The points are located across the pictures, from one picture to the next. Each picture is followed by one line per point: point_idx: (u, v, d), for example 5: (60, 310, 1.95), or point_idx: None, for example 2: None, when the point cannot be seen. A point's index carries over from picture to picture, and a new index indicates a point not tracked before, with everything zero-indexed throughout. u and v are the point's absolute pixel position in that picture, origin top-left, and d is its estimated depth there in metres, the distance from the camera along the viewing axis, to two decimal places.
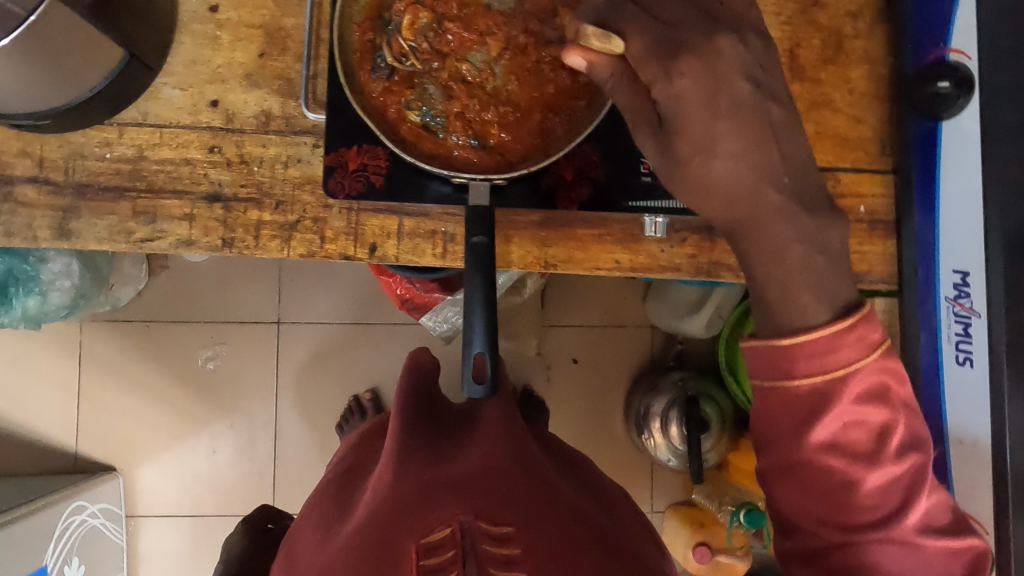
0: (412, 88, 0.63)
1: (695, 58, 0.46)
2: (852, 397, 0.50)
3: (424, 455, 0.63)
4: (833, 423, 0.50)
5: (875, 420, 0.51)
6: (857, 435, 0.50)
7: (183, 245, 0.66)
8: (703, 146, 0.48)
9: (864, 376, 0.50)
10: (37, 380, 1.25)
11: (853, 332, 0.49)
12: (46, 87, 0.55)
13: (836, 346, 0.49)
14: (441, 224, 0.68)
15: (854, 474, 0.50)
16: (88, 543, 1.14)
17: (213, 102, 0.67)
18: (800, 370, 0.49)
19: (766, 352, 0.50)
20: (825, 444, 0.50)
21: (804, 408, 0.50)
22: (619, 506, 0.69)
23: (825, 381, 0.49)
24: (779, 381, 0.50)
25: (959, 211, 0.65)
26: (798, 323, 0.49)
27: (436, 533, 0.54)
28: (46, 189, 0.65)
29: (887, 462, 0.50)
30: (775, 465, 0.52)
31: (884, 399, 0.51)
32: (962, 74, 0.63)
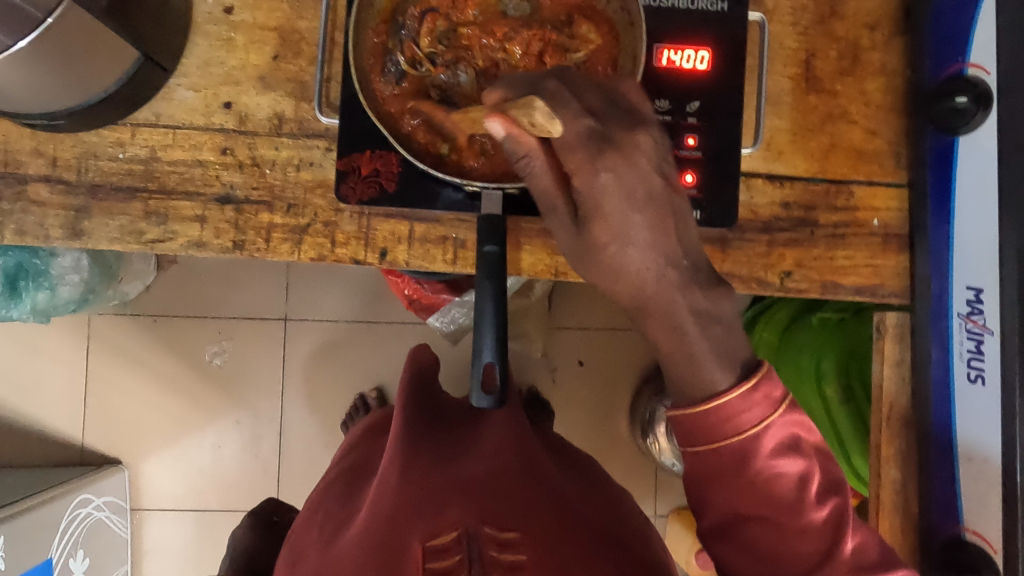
0: (422, 95, 0.62)
1: (614, 156, 0.49)
2: (766, 454, 0.54)
3: (432, 457, 0.63)
4: (756, 481, 0.54)
5: (795, 472, 0.54)
6: (781, 488, 0.54)
7: (193, 247, 0.66)
8: (620, 235, 0.51)
9: (777, 429, 0.54)
10: (46, 372, 1.26)
11: (756, 393, 0.53)
12: (62, 87, 0.55)
13: (745, 408, 0.53)
14: (452, 230, 0.67)
15: (785, 525, 0.54)
16: (93, 536, 1.14)
17: (226, 104, 0.67)
18: (722, 435, 0.53)
19: (688, 421, 0.54)
20: (754, 500, 0.54)
21: (728, 469, 0.54)
22: (625, 511, 0.68)
23: (742, 444, 0.53)
24: (703, 448, 0.54)
25: (973, 228, 0.64)
26: (707, 390, 0.53)
27: (442, 537, 0.53)
28: (58, 189, 0.65)
29: (812, 508, 0.54)
30: (716, 527, 0.56)
31: (797, 448, 0.55)
32: (981, 90, 0.62)
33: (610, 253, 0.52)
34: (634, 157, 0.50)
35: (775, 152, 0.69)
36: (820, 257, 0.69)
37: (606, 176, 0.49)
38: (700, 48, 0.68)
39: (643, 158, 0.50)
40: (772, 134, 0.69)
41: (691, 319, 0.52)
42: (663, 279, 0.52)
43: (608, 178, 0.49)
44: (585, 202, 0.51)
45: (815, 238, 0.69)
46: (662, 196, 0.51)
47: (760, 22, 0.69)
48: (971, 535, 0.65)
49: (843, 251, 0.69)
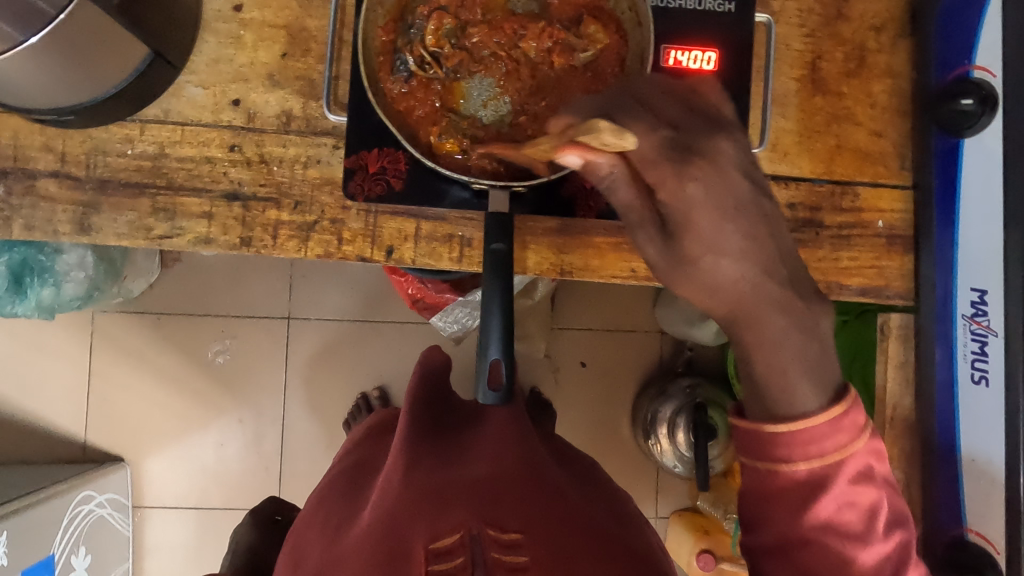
0: (431, 93, 0.63)
1: (699, 165, 0.46)
2: (844, 480, 0.49)
3: (435, 458, 0.63)
4: (829, 505, 0.49)
5: (865, 503, 0.50)
6: (850, 517, 0.50)
7: (201, 243, 0.66)
8: (714, 245, 0.46)
9: (858, 457, 0.50)
10: (50, 369, 1.26)
11: (844, 418, 0.49)
12: (73, 82, 0.56)
13: (832, 431, 0.48)
14: (459, 228, 0.68)
15: (848, 556, 0.49)
16: (95, 533, 1.14)
17: (234, 101, 0.67)
18: (800, 455, 0.49)
19: (764, 436, 0.49)
20: (823, 526, 0.49)
21: (798, 490, 0.50)
22: (630, 516, 0.68)
23: (822, 466, 0.49)
24: (777, 465, 0.49)
25: (979, 230, 0.64)
26: (790, 410, 0.49)
27: (444, 539, 0.53)
28: (67, 184, 0.65)
29: (876, 542, 0.50)
30: (768, 551, 0.51)
31: (872, 479, 0.51)
32: (986, 92, 0.63)
33: (706, 264, 0.47)
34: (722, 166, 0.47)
35: (781, 153, 0.70)
36: (825, 259, 0.69)
37: (694, 187, 0.46)
38: (708, 49, 0.68)
39: (730, 167, 0.47)
40: (778, 135, 0.70)
41: (788, 334, 0.48)
42: (757, 292, 0.48)
43: (696, 185, 0.46)
44: (674, 215, 0.47)
45: (820, 240, 0.69)
46: (750, 204, 0.48)
47: (767, 23, 0.69)
48: (972, 536, 0.66)
49: (848, 252, 0.70)
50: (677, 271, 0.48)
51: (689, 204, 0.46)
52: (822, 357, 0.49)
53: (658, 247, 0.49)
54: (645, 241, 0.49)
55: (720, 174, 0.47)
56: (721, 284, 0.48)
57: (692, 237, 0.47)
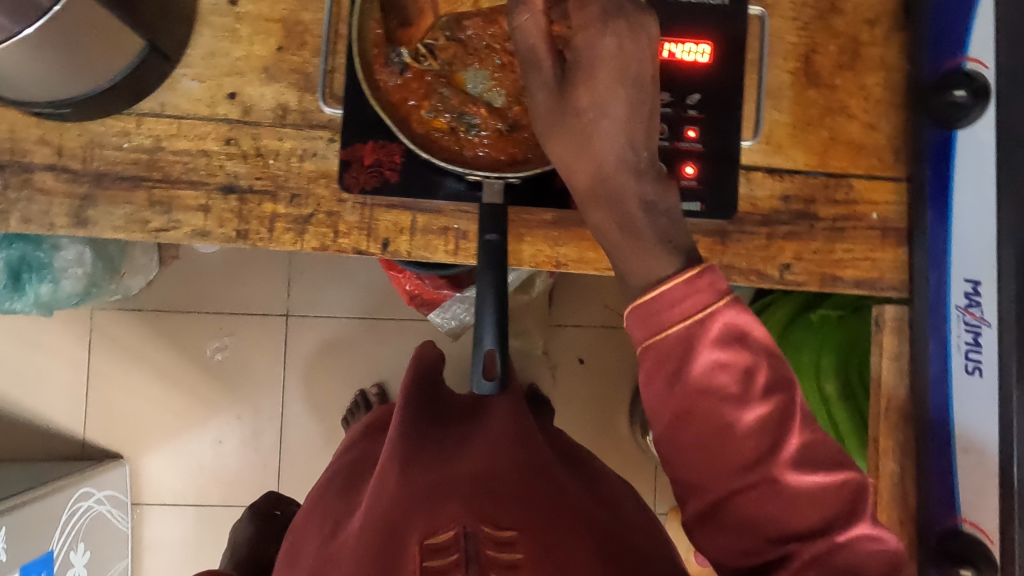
0: (425, 87, 0.63)
1: (621, 23, 0.51)
2: (711, 342, 0.50)
3: (431, 452, 0.63)
4: (700, 369, 0.50)
5: (738, 364, 0.51)
6: (725, 381, 0.50)
7: (197, 236, 0.67)
8: (602, 106, 0.52)
9: (723, 320, 0.51)
10: (48, 365, 1.26)
11: (701, 280, 0.51)
12: (70, 74, 0.56)
13: (689, 292, 0.50)
14: (454, 220, 0.68)
15: (727, 420, 0.50)
16: (94, 529, 1.15)
17: (230, 94, 0.67)
18: (669, 322, 0.50)
19: (645, 310, 0.51)
20: (700, 393, 0.50)
21: (672, 358, 0.51)
22: (626, 508, 0.68)
23: (687, 329, 0.50)
24: (651, 338, 0.51)
25: (971, 221, 0.64)
26: (656, 278, 0.52)
27: (440, 534, 0.53)
28: (64, 177, 0.65)
29: (753, 404, 0.51)
30: (662, 435, 0.52)
31: (743, 342, 0.51)
32: (979, 84, 0.63)
33: (586, 121, 0.53)
34: (639, 37, 0.52)
35: (775, 145, 0.70)
36: (819, 251, 0.70)
37: (609, 40, 0.51)
38: (701, 41, 0.68)
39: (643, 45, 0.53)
40: (771, 127, 0.70)
41: (637, 205, 0.53)
42: (623, 163, 0.53)
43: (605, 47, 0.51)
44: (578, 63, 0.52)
45: (815, 232, 0.70)
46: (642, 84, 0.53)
47: (760, 16, 0.69)
48: (966, 526, 0.66)
49: (842, 244, 0.70)
50: (556, 124, 0.53)
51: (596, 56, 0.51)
52: (674, 226, 0.53)
53: (547, 94, 0.53)
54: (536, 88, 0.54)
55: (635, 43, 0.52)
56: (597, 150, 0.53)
57: (584, 91, 0.52)
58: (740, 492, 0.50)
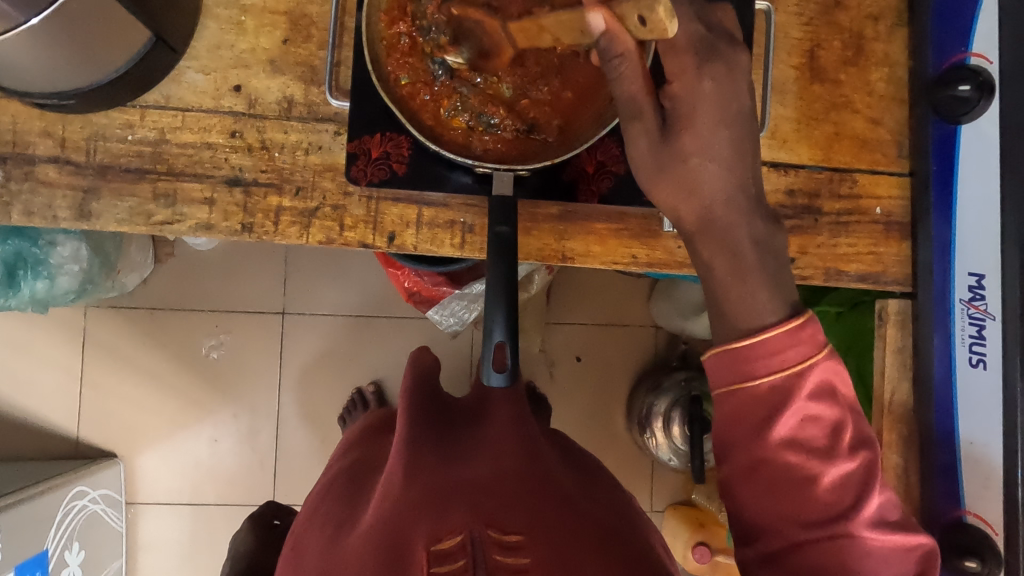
0: (435, 81, 0.62)
1: (716, 65, 0.53)
2: (803, 395, 0.52)
3: (437, 456, 0.63)
4: (790, 420, 0.52)
5: (828, 418, 0.53)
6: (812, 432, 0.53)
7: (201, 229, 0.66)
8: (704, 148, 0.53)
9: (819, 373, 0.53)
10: (41, 364, 1.25)
11: (803, 329, 0.52)
12: (75, 64, 0.55)
13: (790, 342, 0.52)
14: (460, 214, 0.68)
15: (810, 471, 0.52)
16: (89, 528, 1.14)
17: (236, 87, 0.67)
18: (761, 370, 0.52)
19: (725, 354, 0.53)
20: (784, 441, 0.52)
21: (762, 406, 0.53)
22: (634, 514, 0.67)
23: (784, 380, 0.52)
24: (739, 382, 0.53)
25: (977, 217, 0.65)
26: (753, 324, 0.53)
27: (446, 540, 0.53)
28: (67, 169, 0.65)
29: (841, 457, 0.53)
30: (734, 471, 0.54)
31: (832, 397, 0.53)
32: (983, 79, 0.64)
33: (691, 166, 0.53)
34: (733, 74, 0.53)
35: (780, 140, 0.70)
36: (824, 245, 0.70)
37: (707, 83, 0.53)
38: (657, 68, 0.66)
39: (741, 79, 0.54)
40: (777, 122, 0.70)
41: (748, 246, 0.54)
42: (729, 204, 0.54)
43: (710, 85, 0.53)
44: (678, 107, 0.53)
45: (819, 226, 0.70)
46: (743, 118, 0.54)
47: (766, 11, 0.69)
48: (971, 518, 0.66)
49: (846, 238, 0.70)
50: (659, 171, 0.54)
51: (697, 97, 0.53)
52: (778, 270, 0.54)
53: (649, 141, 0.54)
54: (635, 136, 0.54)
55: (730, 81, 0.53)
56: (701, 186, 0.54)
57: (687, 135, 0.53)
58: (807, 543, 0.51)
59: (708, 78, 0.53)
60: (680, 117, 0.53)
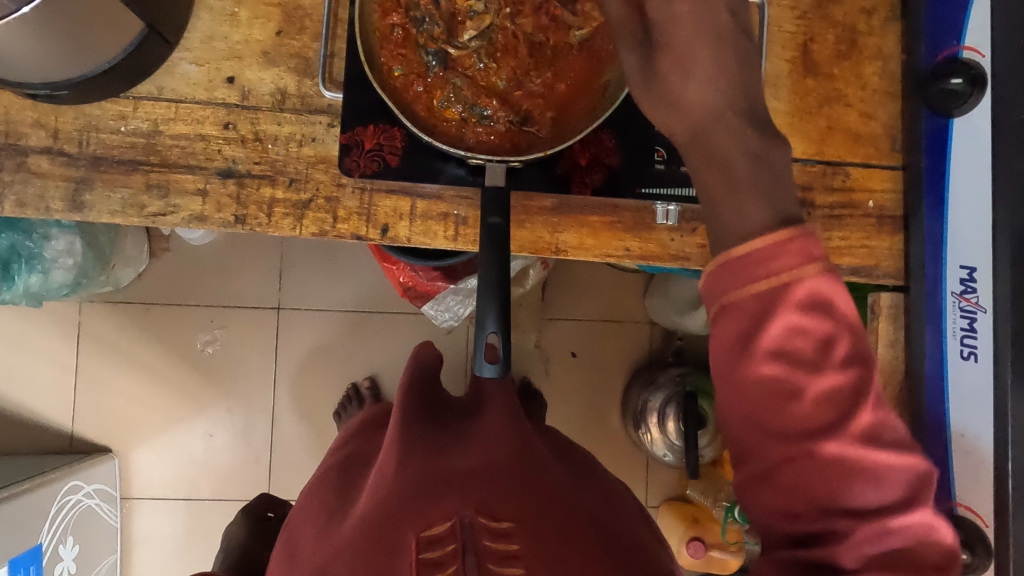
0: (429, 73, 0.62)
1: None
2: (792, 304, 0.45)
3: (430, 444, 0.64)
4: (776, 331, 0.45)
5: (818, 330, 0.45)
6: (801, 344, 0.45)
7: (195, 221, 0.66)
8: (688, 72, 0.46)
9: (814, 283, 0.45)
10: (35, 358, 1.25)
11: (794, 240, 0.45)
12: (67, 55, 0.55)
13: (780, 252, 0.45)
14: (454, 207, 0.68)
15: (794, 387, 0.45)
16: (82, 523, 1.13)
17: (229, 78, 0.67)
18: (751, 279, 0.45)
19: (722, 270, 0.46)
20: (769, 354, 0.45)
21: (747, 318, 0.45)
22: (624, 506, 0.67)
23: (770, 289, 0.45)
24: (727, 293, 0.46)
25: (968, 210, 0.65)
26: (745, 236, 0.46)
27: (436, 527, 0.54)
28: (60, 160, 0.65)
29: (828, 373, 0.45)
30: (724, 392, 0.47)
31: (826, 309, 0.45)
32: (976, 72, 0.64)
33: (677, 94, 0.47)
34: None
35: None
36: None
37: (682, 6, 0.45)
38: None
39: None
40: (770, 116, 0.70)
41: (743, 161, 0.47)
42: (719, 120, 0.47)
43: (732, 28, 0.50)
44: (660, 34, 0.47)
45: (812, 219, 0.70)
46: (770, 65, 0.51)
47: (759, 4, 0.69)
48: (961, 510, 0.66)
49: (839, 231, 0.70)
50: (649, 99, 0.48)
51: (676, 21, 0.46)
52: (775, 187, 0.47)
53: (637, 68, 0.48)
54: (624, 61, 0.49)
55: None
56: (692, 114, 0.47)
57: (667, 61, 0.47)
58: (793, 460, 0.44)
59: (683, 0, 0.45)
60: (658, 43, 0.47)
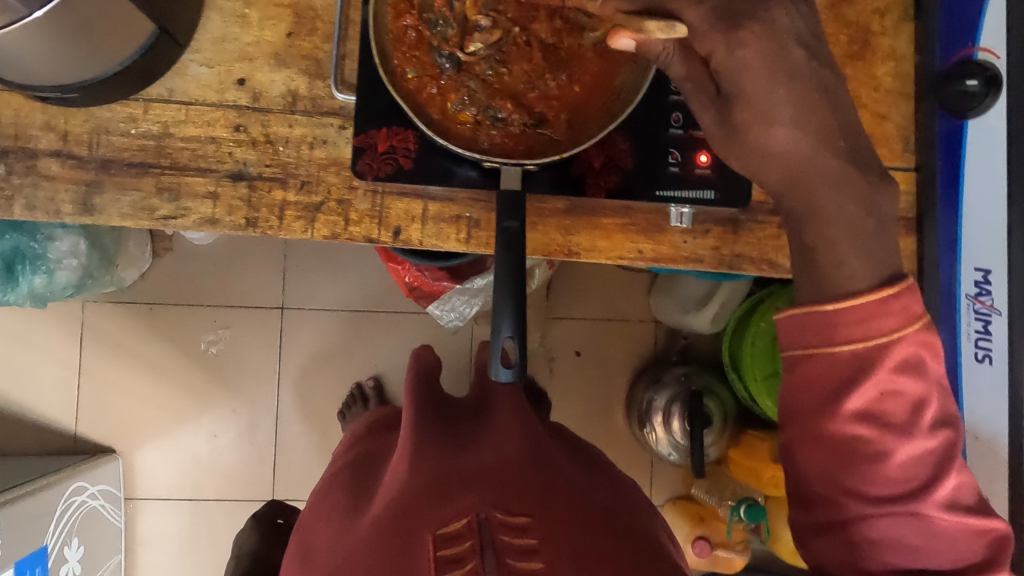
0: (443, 75, 0.62)
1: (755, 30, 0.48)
2: (891, 367, 0.49)
3: (442, 444, 0.63)
4: (868, 391, 0.49)
5: (912, 394, 0.49)
6: (892, 406, 0.49)
7: (206, 224, 0.66)
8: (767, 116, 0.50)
9: (908, 345, 0.49)
10: (40, 359, 1.24)
11: (895, 302, 0.48)
12: (79, 57, 0.55)
13: (879, 312, 0.48)
14: (466, 209, 0.68)
15: (884, 446, 0.49)
16: (87, 524, 1.13)
17: (240, 80, 0.66)
18: (842, 338, 0.49)
19: (811, 320, 0.50)
20: (858, 413, 0.49)
21: (841, 374, 0.49)
22: (636, 499, 0.67)
23: (867, 349, 0.49)
24: (816, 347, 0.50)
25: (982, 212, 0.66)
26: (839, 288, 0.50)
27: (454, 523, 0.54)
28: (69, 163, 0.64)
29: (919, 435, 0.49)
30: (796, 436, 0.51)
31: (919, 371, 0.49)
32: (991, 73, 0.64)
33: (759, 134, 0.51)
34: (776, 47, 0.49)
35: None
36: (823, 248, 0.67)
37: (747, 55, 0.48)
38: None
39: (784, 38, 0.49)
40: None
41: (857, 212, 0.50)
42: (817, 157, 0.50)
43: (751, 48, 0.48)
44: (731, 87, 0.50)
45: None
46: (806, 71, 0.50)
47: None
48: None
49: None
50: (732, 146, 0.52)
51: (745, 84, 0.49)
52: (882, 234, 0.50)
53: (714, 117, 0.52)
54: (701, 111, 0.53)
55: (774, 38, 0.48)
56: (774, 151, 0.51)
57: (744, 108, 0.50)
58: (871, 517, 0.48)
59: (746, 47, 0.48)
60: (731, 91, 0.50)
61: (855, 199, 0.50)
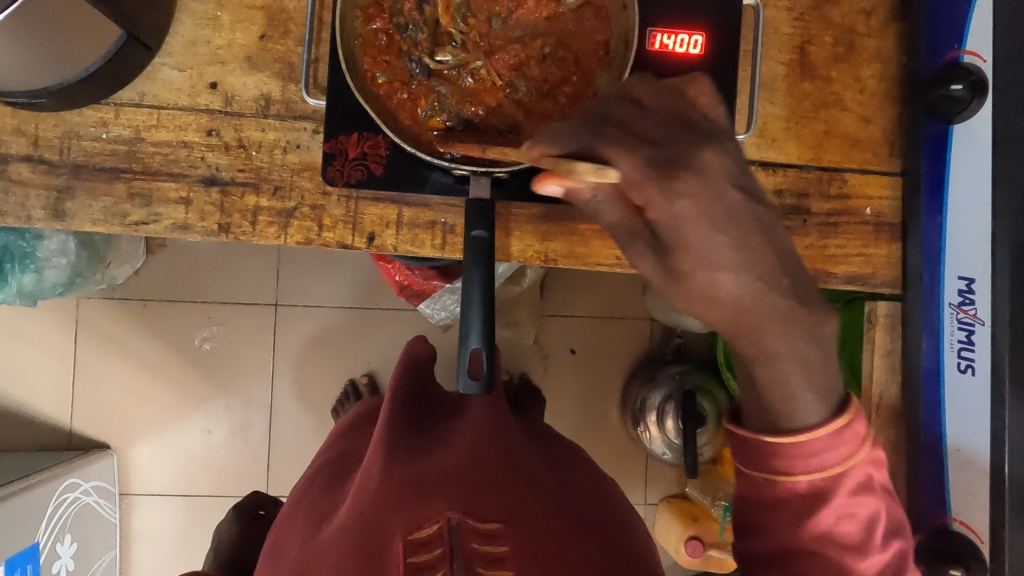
0: (417, 82, 0.61)
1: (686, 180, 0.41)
2: (843, 491, 0.48)
3: (415, 444, 0.59)
4: (826, 514, 0.48)
5: (865, 512, 0.49)
6: (849, 526, 0.48)
7: (178, 229, 0.65)
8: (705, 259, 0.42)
9: (858, 468, 0.48)
10: (32, 355, 1.24)
11: (848, 430, 0.47)
12: (46, 62, 0.54)
13: (833, 445, 0.47)
14: (441, 214, 0.67)
15: (844, 565, 0.48)
16: (80, 521, 1.13)
17: (211, 84, 0.66)
18: (800, 469, 0.47)
19: (751, 444, 0.49)
20: (819, 536, 0.48)
21: (798, 502, 0.48)
22: (612, 496, 0.64)
23: (821, 478, 0.48)
24: (776, 477, 0.48)
25: (967, 218, 0.64)
26: (794, 422, 0.47)
27: (422, 529, 0.50)
28: (41, 168, 0.64)
29: (874, 550, 0.49)
30: (762, 553, 0.50)
31: (871, 489, 0.49)
32: (976, 78, 0.62)
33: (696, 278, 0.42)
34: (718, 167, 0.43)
35: (769, 139, 0.69)
36: (812, 246, 0.68)
37: (683, 205, 0.41)
38: (694, 33, 0.67)
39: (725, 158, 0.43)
40: (766, 120, 0.69)
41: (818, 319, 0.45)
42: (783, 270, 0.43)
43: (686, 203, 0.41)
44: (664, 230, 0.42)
45: (808, 226, 0.68)
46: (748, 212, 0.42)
47: (755, 6, 0.68)
48: (956, 526, 0.66)
49: (835, 239, 0.69)
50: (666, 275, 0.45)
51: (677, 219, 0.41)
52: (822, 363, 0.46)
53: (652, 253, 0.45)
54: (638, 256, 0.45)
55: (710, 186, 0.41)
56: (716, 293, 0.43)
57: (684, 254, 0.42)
58: None
59: (682, 197, 0.41)
60: (670, 237, 0.42)
61: (800, 336, 0.44)
